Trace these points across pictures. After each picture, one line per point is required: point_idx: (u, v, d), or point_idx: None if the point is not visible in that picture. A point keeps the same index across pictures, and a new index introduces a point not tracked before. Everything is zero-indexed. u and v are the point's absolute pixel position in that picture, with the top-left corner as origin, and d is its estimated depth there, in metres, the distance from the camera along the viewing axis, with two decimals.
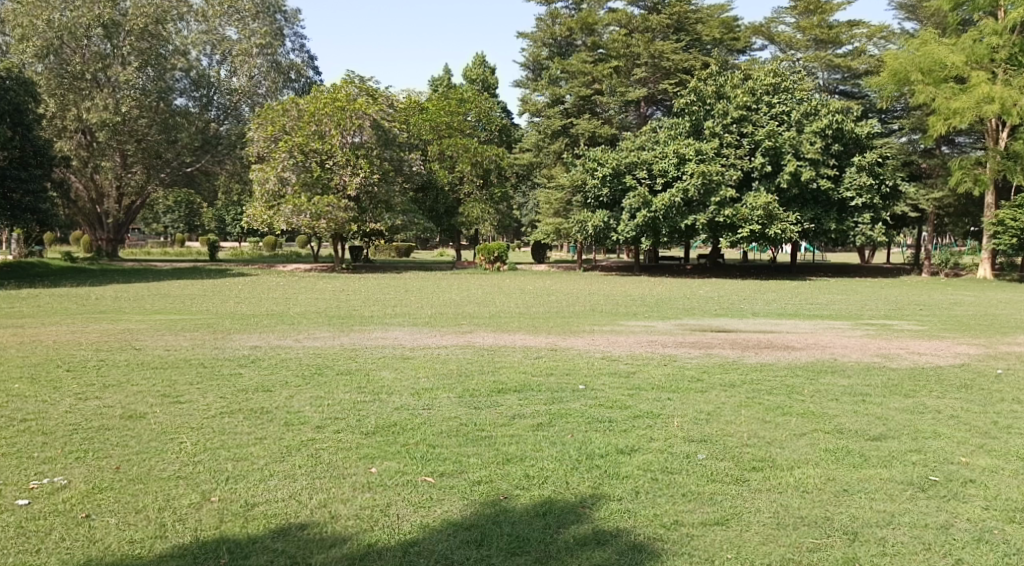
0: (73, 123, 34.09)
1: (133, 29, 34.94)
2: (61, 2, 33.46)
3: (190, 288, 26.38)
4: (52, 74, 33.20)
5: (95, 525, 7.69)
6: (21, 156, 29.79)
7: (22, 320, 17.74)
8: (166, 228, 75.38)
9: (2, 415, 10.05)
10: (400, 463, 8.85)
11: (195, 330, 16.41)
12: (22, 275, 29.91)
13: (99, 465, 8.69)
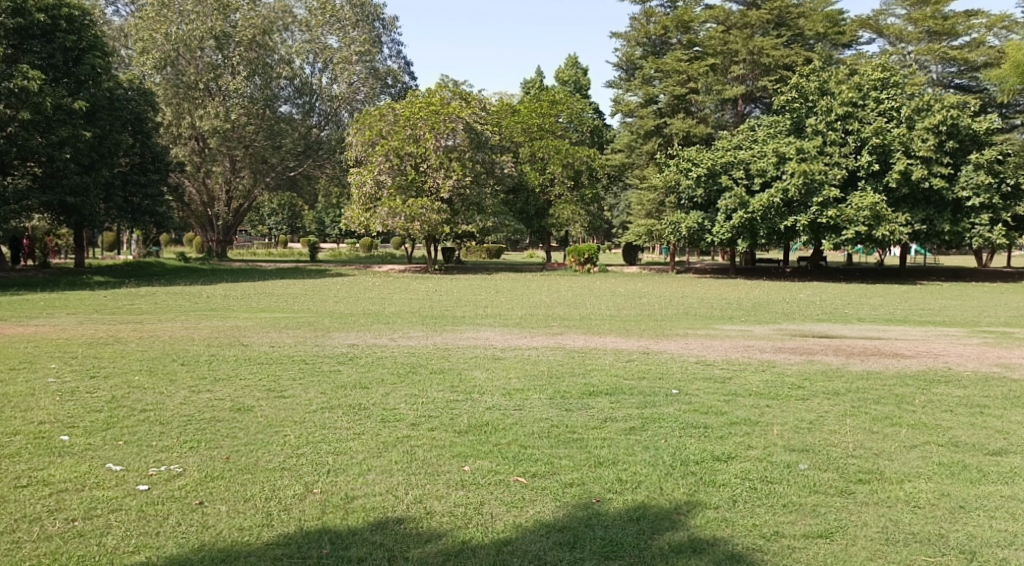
0: (187, 130, 35.75)
1: (242, 39, 36.15)
2: (178, 16, 35.46)
3: (291, 288, 27.00)
4: (168, 84, 35.04)
5: (209, 511, 7.68)
6: (141, 163, 31.21)
7: (140, 316, 18.44)
8: (269, 230, 77.54)
9: (123, 405, 10.31)
10: (493, 463, 8.74)
11: (297, 328, 16.71)
12: (141, 275, 31.08)
13: (210, 455, 8.79)
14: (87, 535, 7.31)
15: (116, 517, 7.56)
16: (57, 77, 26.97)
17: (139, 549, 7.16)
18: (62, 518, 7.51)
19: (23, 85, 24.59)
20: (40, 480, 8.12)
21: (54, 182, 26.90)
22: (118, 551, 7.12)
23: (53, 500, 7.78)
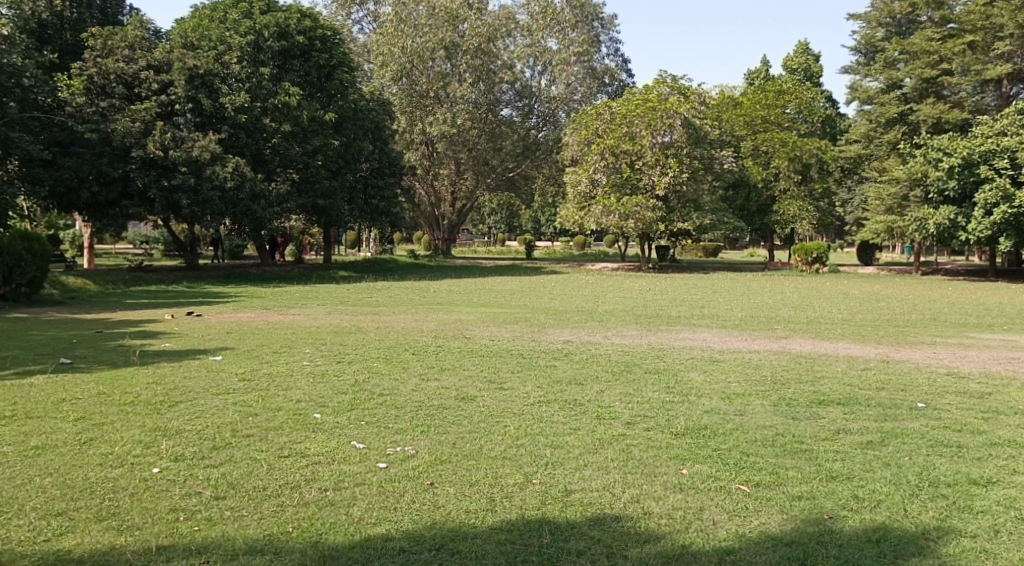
0: (420, 136, 37.13)
1: (468, 48, 36.37)
2: (413, 29, 36.33)
3: (510, 284, 27.16)
4: (403, 94, 36.53)
5: (439, 492, 7.26)
6: (379, 166, 31.98)
7: (374, 307, 19.00)
8: (489, 228, 79.40)
9: (362, 388, 10.18)
10: (713, 468, 7.86)
11: (516, 323, 16.56)
12: (382, 271, 32.27)
13: (439, 439, 8.40)
14: (337, 504, 7.02)
15: (361, 490, 7.25)
16: (311, 92, 28.71)
17: (380, 522, 6.80)
18: (316, 487, 7.26)
19: (285, 101, 26.35)
20: (298, 452, 7.92)
21: (310, 185, 28.37)
22: (362, 521, 6.78)
23: (309, 471, 7.54)
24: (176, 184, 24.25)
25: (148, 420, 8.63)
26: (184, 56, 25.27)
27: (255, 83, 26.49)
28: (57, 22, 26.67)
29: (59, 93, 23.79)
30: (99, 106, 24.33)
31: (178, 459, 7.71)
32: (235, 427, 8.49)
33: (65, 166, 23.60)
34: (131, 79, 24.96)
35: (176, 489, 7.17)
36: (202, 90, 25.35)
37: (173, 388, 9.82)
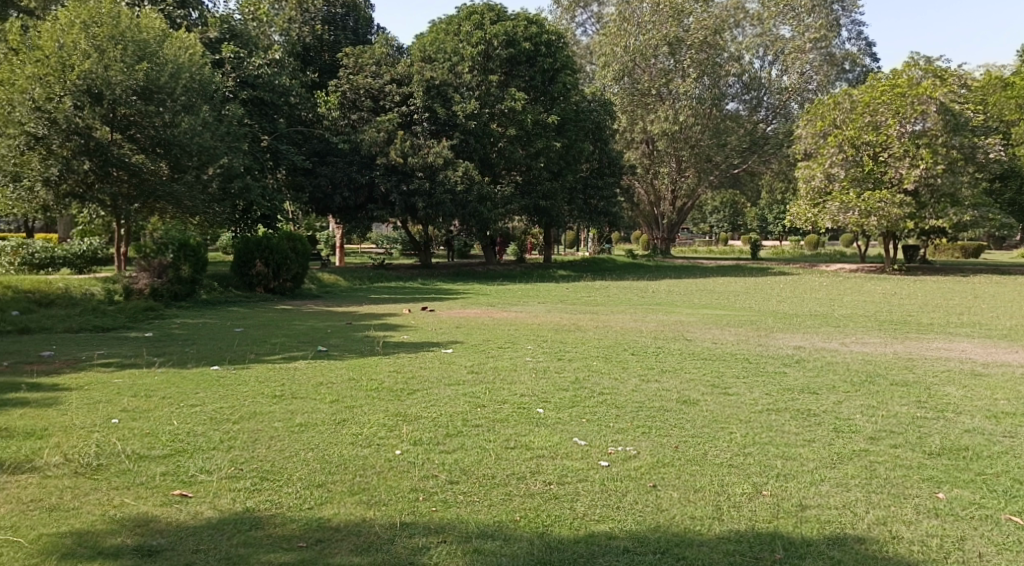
0: (639, 135, 37.07)
1: (693, 42, 35.36)
2: (636, 27, 35.88)
3: (735, 285, 26.10)
4: (625, 94, 36.14)
5: (662, 495, 6.59)
6: (599, 167, 31.22)
7: (594, 307, 18.81)
8: (712, 227, 77.09)
9: (582, 387, 9.61)
10: (976, 495, 6.72)
11: (740, 327, 15.71)
12: (598, 270, 32.04)
13: (661, 442, 7.69)
14: (561, 498, 6.47)
15: (583, 486, 6.68)
16: (535, 96, 28.42)
17: (604, 519, 6.20)
18: (540, 480, 6.75)
19: (511, 106, 26.59)
20: (523, 445, 7.45)
21: (532, 188, 28.23)
22: (585, 517, 6.21)
23: (533, 463, 7.05)
24: (413, 188, 25.21)
25: (390, 405, 8.46)
26: (422, 69, 26.48)
27: (486, 89, 26.89)
28: (318, 44, 28.43)
29: (316, 108, 25.93)
30: (350, 119, 26.31)
31: (417, 443, 7.38)
32: (466, 417, 8.14)
33: (323, 174, 25.43)
34: (378, 93, 26.41)
35: (417, 471, 6.81)
36: (437, 100, 26.30)
37: (411, 376, 9.81)
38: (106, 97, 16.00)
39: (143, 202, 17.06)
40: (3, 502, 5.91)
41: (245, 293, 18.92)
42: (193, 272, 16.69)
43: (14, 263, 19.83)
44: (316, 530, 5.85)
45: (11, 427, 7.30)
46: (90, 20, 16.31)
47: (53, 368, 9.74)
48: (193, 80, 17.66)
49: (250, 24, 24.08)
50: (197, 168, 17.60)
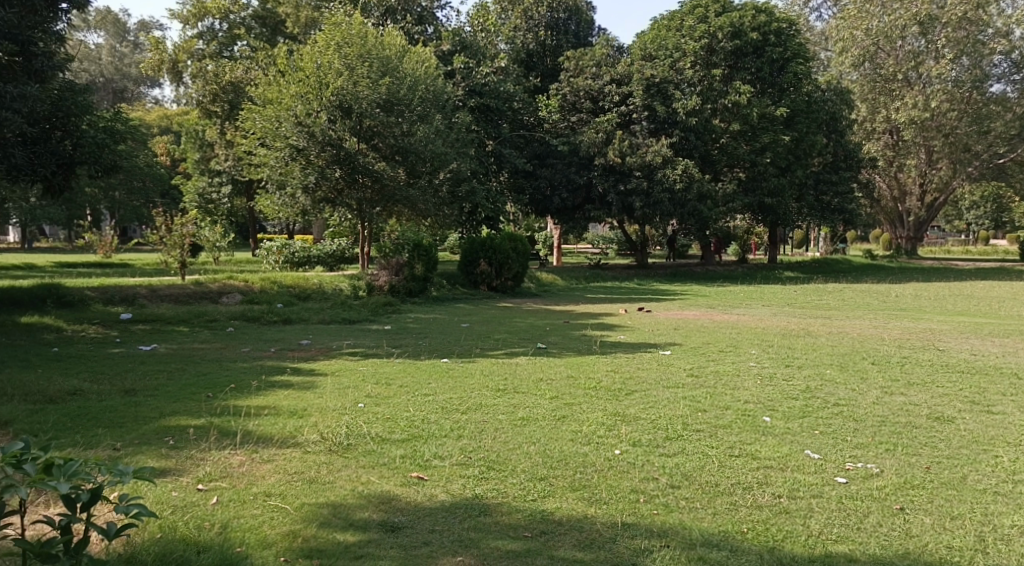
0: (883, 124, 34.50)
1: (949, 19, 32.33)
2: (880, 8, 34.00)
3: (992, 290, 24.00)
4: (865, 80, 34.61)
5: (912, 520, 6.27)
6: (834, 161, 29.85)
7: (829, 312, 18.05)
8: (968, 225, 70.87)
9: (815, 397, 9.31)
10: None
11: (1004, 337, 14.47)
12: (830, 272, 30.78)
13: (908, 461, 7.30)
14: (792, 513, 6.32)
15: (818, 502, 6.48)
16: (762, 89, 27.36)
17: (842, 540, 6.01)
18: (768, 492, 6.62)
19: (735, 100, 25.80)
20: (749, 453, 7.34)
21: (756, 184, 27.31)
22: (821, 536, 6.04)
23: (761, 474, 6.93)
24: (630, 188, 25.35)
25: (609, 405, 8.65)
26: (643, 68, 26.49)
27: (708, 85, 26.38)
28: (540, 49, 29.16)
29: (538, 113, 26.48)
30: (570, 122, 27.02)
31: (636, 444, 7.47)
32: (686, 421, 8.15)
33: (542, 176, 26.27)
34: (598, 93, 26.77)
35: (637, 472, 6.88)
36: (657, 97, 26.19)
37: (629, 376, 10.00)
38: (355, 110, 17.34)
39: (385, 206, 18.29)
40: (273, 472, 6.62)
41: (470, 291, 19.78)
42: (425, 271, 17.64)
43: (280, 261, 21.87)
44: (540, 522, 6.04)
45: (277, 406, 8.15)
46: (342, 41, 17.55)
47: (309, 356, 10.71)
48: (427, 91, 18.36)
49: (478, 35, 24.76)
50: (429, 173, 18.39)
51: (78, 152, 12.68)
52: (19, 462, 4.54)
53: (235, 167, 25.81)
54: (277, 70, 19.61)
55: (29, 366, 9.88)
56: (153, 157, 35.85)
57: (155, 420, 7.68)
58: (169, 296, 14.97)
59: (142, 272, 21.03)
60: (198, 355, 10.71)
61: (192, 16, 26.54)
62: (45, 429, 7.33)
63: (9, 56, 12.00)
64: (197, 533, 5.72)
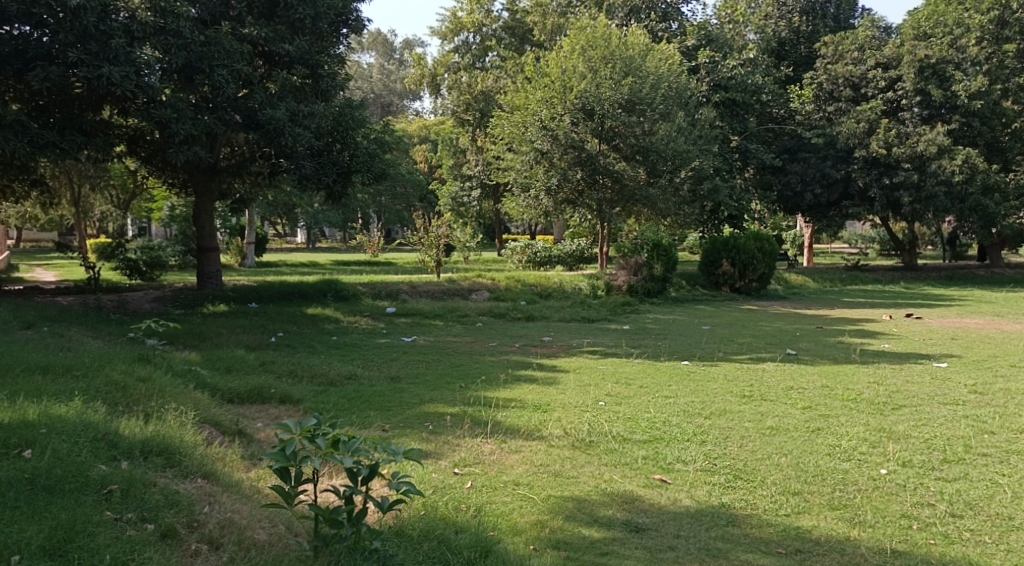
0: None
1: None
2: None
3: None
4: None
5: None
6: None
7: None
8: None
9: None
10: None
11: None
12: None
13: None
14: None
15: None
16: None
17: None
18: None
19: None
20: None
21: None
22: None
23: None
24: (897, 182, 23.28)
25: (873, 419, 8.12)
26: (916, 48, 24.04)
27: (997, 62, 24.30)
28: (794, 36, 27.50)
29: (789, 104, 25.13)
30: (826, 112, 25.04)
31: (906, 465, 6.95)
32: (969, 443, 7.45)
33: (794, 172, 24.70)
34: (859, 80, 24.66)
35: (908, 496, 6.38)
36: (933, 81, 23.64)
37: (896, 391, 9.27)
38: (597, 112, 17.41)
39: (625, 206, 18.10)
40: (520, 463, 6.86)
41: (712, 293, 19.47)
42: (666, 270, 17.44)
43: (523, 260, 22.48)
44: (796, 538, 5.75)
45: (522, 400, 8.41)
46: (587, 45, 17.96)
47: (551, 352, 10.98)
48: (670, 89, 18.24)
49: (727, 28, 24.52)
50: (671, 172, 18.11)
51: (356, 162, 13.76)
52: (313, 436, 5.06)
53: (483, 172, 26.96)
54: (526, 77, 20.27)
55: (309, 352, 10.85)
56: (413, 165, 38.12)
57: (416, 406, 8.18)
58: (428, 292, 16.03)
59: (400, 270, 22.44)
60: (451, 347, 11.28)
61: (449, 31, 27.38)
62: (327, 408, 7.99)
63: (300, 79, 13.27)
64: (456, 514, 5.94)
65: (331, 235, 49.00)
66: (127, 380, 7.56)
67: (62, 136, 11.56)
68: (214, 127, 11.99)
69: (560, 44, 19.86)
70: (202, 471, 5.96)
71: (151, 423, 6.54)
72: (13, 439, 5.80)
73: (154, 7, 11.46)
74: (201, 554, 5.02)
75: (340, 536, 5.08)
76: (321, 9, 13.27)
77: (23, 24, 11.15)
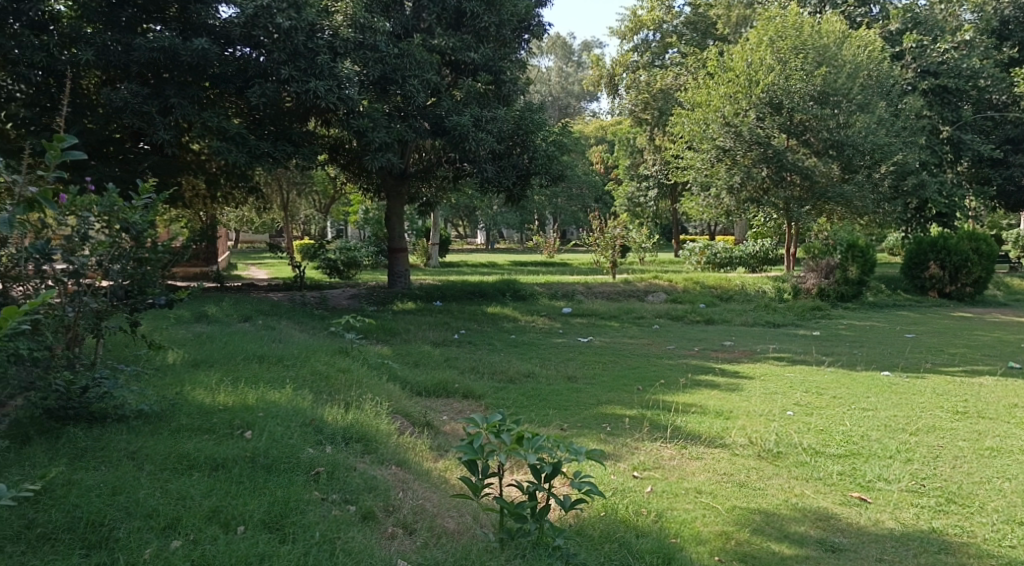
0: None
1: None
2: None
3: None
4: None
5: None
6: None
7: None
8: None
9: None
10: None
11: None
12: None
13: None
14: None
15: None
16: None
17: None
18: None
19: None
20: None
21: None
22: None
23: None
24: None
25: None
26: None
27: None
28: None
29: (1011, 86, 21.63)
30: None
31: None
32: None
33: (1016, 164, 21.54)
34: None
35: None
36: None
37: None
38: (785, 106, 16.45)
39: (815, 204, 16.70)
40: (702, 470, 6.59)
41: (918, 297, 18.26)
42: (861, 274, 16.17)
43: (702, 262, 21.88)
44: None
45: (703, 405, 8.11)
46: (775, 36, 17.00)
47: (734, 358, 10.61)
48: (868, 78, 17.24)
49: (937, 10, 22.86)
50: (869, 166, 16.88)
51: (534, 164, 13.90)
52: (498, 431, 5.05)
53: (661, 171, 26.50)
54: (709, 73, 19.77)
55: (489, 349, 10.95)
56: (589, 165, 37.99)
57: (593, 407, 8.06)
58: (604, 293, 15.91)
59: (577, 271, 22.36)
60: (628, 349, 11.07)
61: (628, 30, 26.63)
62: (507, 405, 7.98)
63: (484, 85, 13.44)
64: (637, 518, 5.74)
65: (509, 236, 49.61)
66: (330, 371, 7.95)
67: (274, 146, 12.23)
68: (405, 134, 12.35)
69: (746, 37, 19.20)
70: (396, 459, 6.07)
71: (351, 410, 6.79)
72: (236, 421, 6.18)
73: (354, 24, 11.98)
74: (397, 537, 5.09)
75: (523, 531, 5.07)
76: (505, 16, 13.43)
77: (246, 47, 11.97)
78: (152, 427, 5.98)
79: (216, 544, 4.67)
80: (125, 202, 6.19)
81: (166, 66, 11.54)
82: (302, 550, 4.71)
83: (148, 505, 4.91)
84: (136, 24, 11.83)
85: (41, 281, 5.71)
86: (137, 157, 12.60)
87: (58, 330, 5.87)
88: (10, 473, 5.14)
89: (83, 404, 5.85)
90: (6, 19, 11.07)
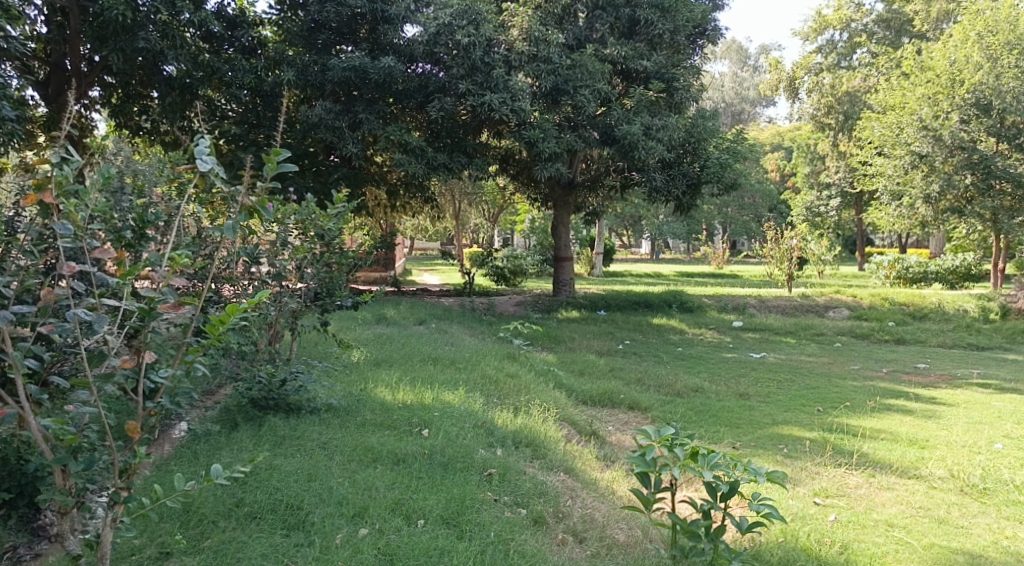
0: None
1: None
2: None
3: None
4: None
5: None
6: None
7: None
8: None
9: None
10: None
11: None
12: None
13: None
14: None
15: None
16: None
17: None
18: None
19: None
20: None
21: None
22: None
23: None
24: None
25: None
26: None
27: None
28: None
29: None
30: None
31: None
32: None
33: None
34: None
35: None
36: None
37: None
38: (995, 107, 14.96)
39: None
40: (893, 502, 6.07)
41: None
42: None
43: (890, 276, 20.69)
44: None
45: (895, 432, 7.53)
46: (985, 31, 15.78)
47: (930, 382, 9.83)
48: None
49: None
50: None
51: (705, 173, 13.49)
52: (671, 445, 4.78)
53: (845, 179, 25.24)
54: (903, 72, 18.73)
55: (656, 361, 10.65)
56: (764, 173, 36.75)
57: (767, 427, 7.61)
58: (778, 307, 15.26)
59: (751, 283, 21.61)
60: (805, 367, 10.49)
61: (812, 31, 25.42)
62: (676, 418, 7.69)
63: (656, 93, 13.00)
64: (820, 547, 5.29)
65: (676, 246, 48.72)
66: (499, 375, 7.91)
67: (450, 157, 12.47)
68: (575, 143, 12.23)
69: (948, 34, 17.96)
70: (564, 466, 5.90)
71: (520, 415, 6.71)
72: (414, 419, 6.19)
73: (530, 38, 11.77)
74: (567, 544, 4.93)
75: (697, 551, 4.73)
76: (680, 22, 13.04)
77: (426, 64, 12.23)
78: (341, 421, 6.07)
79: (400, 535, 4.65)
80: (321, 211, 6.64)
81: (356, 85, 11.98)
82: (479, 548, 4.63)
83: (338, 493, 4.95)
84: (331, 46, 12.42)
85: (252, 279, 6.24)
86: (327, 167, 12.98)
87: (262, 328, 6.33)
88: (221, 456, 5.29)
89: (283, 397, 6.14)
90: (221, 44, 11.75)
